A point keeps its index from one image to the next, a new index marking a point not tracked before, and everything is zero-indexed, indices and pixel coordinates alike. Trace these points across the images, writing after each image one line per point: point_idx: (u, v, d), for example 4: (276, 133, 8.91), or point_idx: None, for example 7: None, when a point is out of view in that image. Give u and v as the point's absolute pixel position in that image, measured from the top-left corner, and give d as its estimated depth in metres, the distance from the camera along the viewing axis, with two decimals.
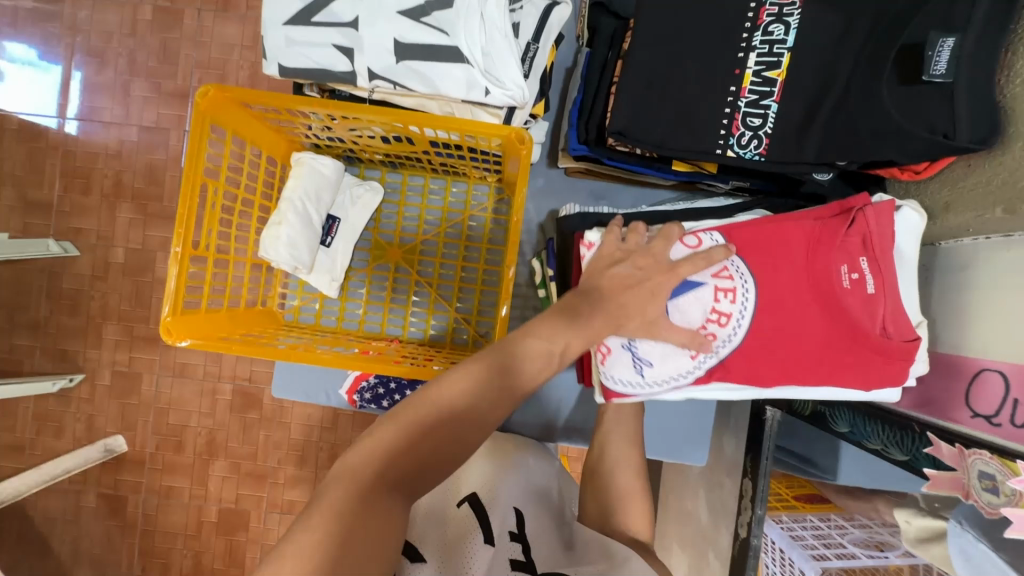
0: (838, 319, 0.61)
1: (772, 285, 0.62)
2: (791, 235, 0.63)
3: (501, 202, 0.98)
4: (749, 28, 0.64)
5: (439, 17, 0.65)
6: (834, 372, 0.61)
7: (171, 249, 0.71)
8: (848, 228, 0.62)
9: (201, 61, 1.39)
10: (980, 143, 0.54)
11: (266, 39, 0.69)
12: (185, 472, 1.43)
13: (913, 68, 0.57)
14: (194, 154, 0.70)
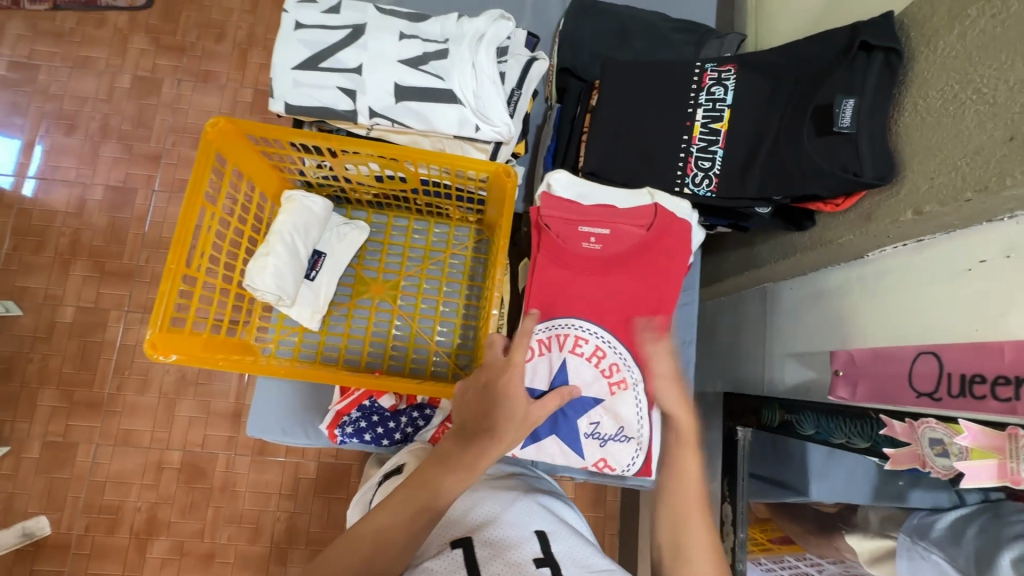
0: (632, 267, 0.76)
1: (587, 301, 0.75)
2: (556, 271, 0.76)
3: (481, 242, 1.01)
4: (696, 89, 0.76)
5: (436, 65, 0.75)
6: (652, 244, 0.75)
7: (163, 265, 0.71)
8: (555, 231, 0.75)
9: (176, 126, 1.61)
10: (881, 180, 0.62)
11: (275, 81, 0.76)
12: (117, 556, 1.36)
13: (826, 123, 0.66)
14: (197, 179, 0.73)
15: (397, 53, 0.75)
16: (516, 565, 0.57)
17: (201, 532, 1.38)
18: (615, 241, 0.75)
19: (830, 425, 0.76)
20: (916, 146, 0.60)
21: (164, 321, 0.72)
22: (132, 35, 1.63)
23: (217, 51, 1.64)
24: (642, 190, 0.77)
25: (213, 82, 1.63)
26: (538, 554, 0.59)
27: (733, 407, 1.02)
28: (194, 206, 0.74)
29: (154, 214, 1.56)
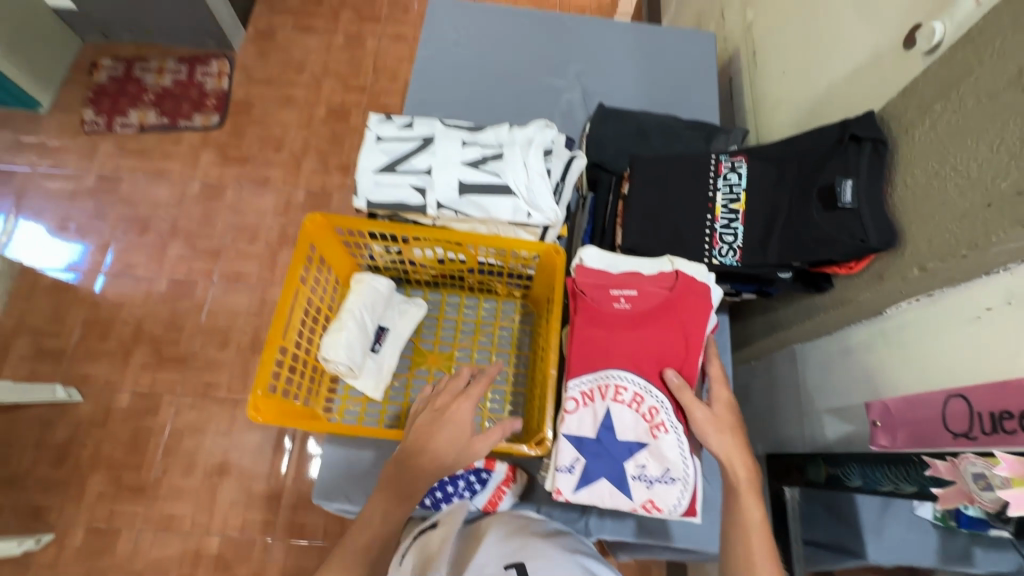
0: (665, 321, 0.76)
1: (627, 354, 0.74)
2: (591, 330, 0.76)
3: (526, 314, 1.10)
4: (714, 176, 0.90)
5: (493, 165, 0.90)
6: (678, 298, 0.77)
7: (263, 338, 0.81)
8: (585, 294, 0.78)
9: (236, 224, 1.81)
10: (885, 244, 0.72)
11: (359, 183, 0.91)
12: None
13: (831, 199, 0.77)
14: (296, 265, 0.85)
15: (461, 157, 0.91)
16: None
17: None
18: (642, 300, 0.78)
19: (876, 474, 0.79)
20: (911, 214, 0.71)
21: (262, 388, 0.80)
22: (204, 149, 1.89)
23: (276, 159, 1.89)
24: (662, 258, 0.81)
25: (271, 185, 1.86)
26: None
27: (776, 468, 1.05)
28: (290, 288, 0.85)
29: (211, 302, 1.71)
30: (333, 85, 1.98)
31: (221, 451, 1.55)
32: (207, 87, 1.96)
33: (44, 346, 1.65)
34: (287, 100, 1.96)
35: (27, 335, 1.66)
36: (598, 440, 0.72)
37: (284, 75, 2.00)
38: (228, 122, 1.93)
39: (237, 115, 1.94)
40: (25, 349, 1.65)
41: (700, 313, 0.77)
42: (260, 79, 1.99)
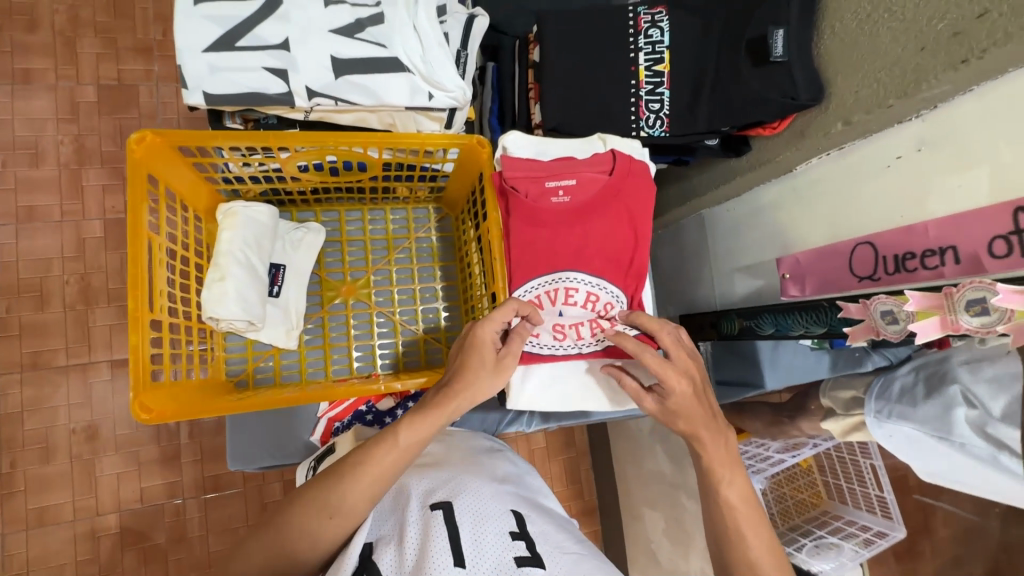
0: (605, 212, 0.75)
1: (570, 253, 0.75)
2: (532, 231, 0.74)
3: (443, 220, 0.98)
4: (633, 33, 0.78)
5: (375, 32, 0.69)
6: (618, 183, 0.75)
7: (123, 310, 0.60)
8: (521, 193, 0.73)
9: (1, 141, 1.31)
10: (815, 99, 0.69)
11: (185, 68, 0.65)
12: None
13: (762, 55, 0.72)
14: (137, 208, 0.62)
15: (327, 23, 0.68)
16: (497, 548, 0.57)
17: None
18: (581, 190, 0.75)
19: (788, 321, 0.84)
20: (839, 64, 0.69)
21: (143, 377, 0.61)
22: None
23: (32, 43, 1.35)
24: (592, 138, 0.77)
25: (38, 80, 1.34)
26: (514, 529, 0.61)
27: (691, 326, 1.09)
28: (140, 240, 0.63)
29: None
30: None
31: (86, 423, 1.28)
32: None
33: None
34: None
35: None
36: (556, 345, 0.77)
37: None
38: None
39: None
40: None
41: (639, 196, 0.76)
42: None
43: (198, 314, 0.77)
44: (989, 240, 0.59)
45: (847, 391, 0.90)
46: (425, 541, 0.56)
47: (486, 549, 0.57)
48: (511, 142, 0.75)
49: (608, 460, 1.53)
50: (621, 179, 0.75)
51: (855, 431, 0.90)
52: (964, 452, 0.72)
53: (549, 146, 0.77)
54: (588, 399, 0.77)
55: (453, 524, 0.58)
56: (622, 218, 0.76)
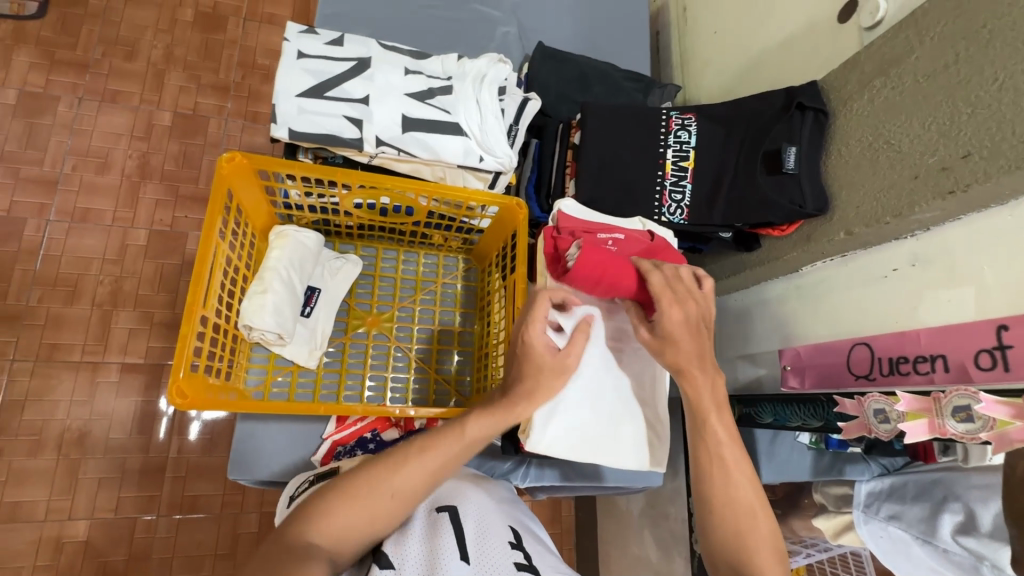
0: None
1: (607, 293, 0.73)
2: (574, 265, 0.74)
3: (469, 270, 1.05)
4: (664, 132, 0.90)
5: (443, 100, 0.80)
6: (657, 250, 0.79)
7: (181, 303, 0.66)
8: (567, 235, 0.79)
9: (77, 148, 1.45)
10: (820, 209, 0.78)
11: (278, 107, 0.76)
12: None
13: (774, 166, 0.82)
14: (213, 215, 0.70)
15: (404, 87, 0.80)
16: (498, 551, 0.61)
17: None
18: (626, 246, 0.79)
19: (786, 412, 0.89)
20: (842, 180, 0.78)
21: (183, 366, 0.66)
22: (21, 48, 1.47)
23: (127, 70, 1.52)
24: (633, 219, 0.85)
25: (123, 101, 1.50)
26: (513, 539, 0.63)
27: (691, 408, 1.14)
28: (208, 243, 0.71)
29: (48, 245, 1.38)
30: None
31: (81, 422, 1.30)
32: None
33: None
34: None
35: None
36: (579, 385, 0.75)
37: None
38: (51, 13, 1.51)
39: (66, 6, 1.53)
40: None
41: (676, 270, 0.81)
42: None
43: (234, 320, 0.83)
44: (974, 353, 0.64)
45: (836, 486, 0.95)
46: (431, 547, 0.59)
47: (488, 555, 0.60)
48: (568, 207, 0.83)
49: (590, 541, 1.49)
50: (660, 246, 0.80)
51: (848, 531, 0.91)
52: (947, 558, 0.80)
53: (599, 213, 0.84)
54: (602, 456, 0.75)
55: (458, 530, 0.62)
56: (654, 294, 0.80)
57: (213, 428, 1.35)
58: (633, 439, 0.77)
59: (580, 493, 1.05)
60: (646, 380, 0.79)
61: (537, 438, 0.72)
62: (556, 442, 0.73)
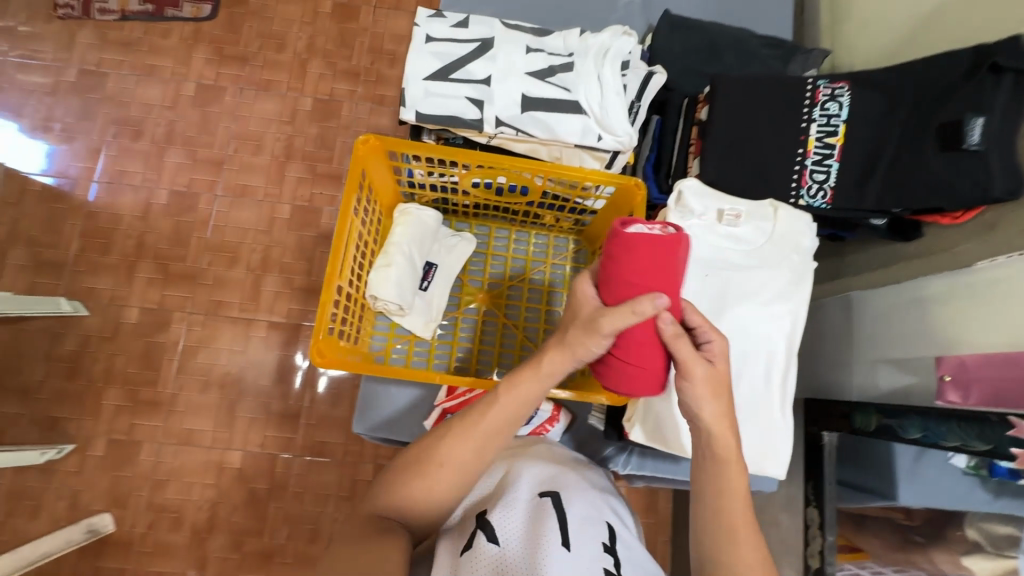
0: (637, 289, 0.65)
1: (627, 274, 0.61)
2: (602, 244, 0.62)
3: (579, 252, 1.04)
4: (809, 105, 0.80)
5: (563, 78, 0.79)
6: None
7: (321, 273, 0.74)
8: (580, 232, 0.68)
9: (237, 132, 1.66)
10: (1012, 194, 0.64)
11: (407, 91, 0.80)
12: (179, 553, 1.43)
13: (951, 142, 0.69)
14: (349, 194, 0.76)
15: (525, 66, 0.79)
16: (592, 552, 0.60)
17: (259, 531, 1.44)
18: None
19: (940, 429, 0.77)
20: None
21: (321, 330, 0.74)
22: (198, 45, 1.71)
23: (278, 60, 1.70)
24: (763, 204, 0.75)
25: (274, 89, 1.69)
26: (606, 542, 0.62)
27: (815, 413, 1.05)
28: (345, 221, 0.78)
29: (216, 217, 1.61)
30: None
31: (238, 368, 1.52)
32: None
33: (40, 256, 1.58)
34: None
35: (20, 244, 1.58)
36: None
37: None
38: (220, 13, 1.73)
39: (232, 6, 1.74)
40: (21, 259, 1.57)
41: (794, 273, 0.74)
42: None
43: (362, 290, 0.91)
44: None
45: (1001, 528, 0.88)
46: (533, 529, 0.60)
47: (584, 549, 0.60)
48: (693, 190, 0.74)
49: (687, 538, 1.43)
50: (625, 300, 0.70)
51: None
52: None
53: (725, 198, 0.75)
54: None
55: (561, 518, 0.62)
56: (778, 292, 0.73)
57: (339, 384, 1.51)
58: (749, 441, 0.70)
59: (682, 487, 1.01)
60: (768, 379, 0.71)
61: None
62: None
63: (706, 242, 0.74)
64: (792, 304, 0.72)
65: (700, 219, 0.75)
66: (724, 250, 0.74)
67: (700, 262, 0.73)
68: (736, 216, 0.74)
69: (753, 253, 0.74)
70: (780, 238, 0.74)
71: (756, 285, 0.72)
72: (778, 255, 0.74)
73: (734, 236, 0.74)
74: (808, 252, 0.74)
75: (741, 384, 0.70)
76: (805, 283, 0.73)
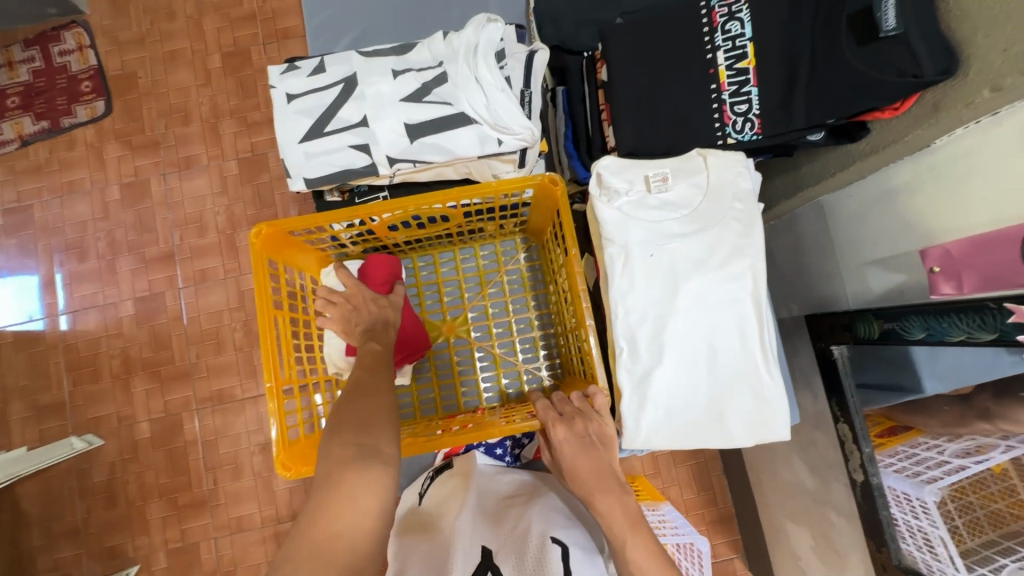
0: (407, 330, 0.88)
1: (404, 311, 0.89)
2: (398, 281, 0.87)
3: (530, 249, 0.99)
4: (709, 32, 0.72)
5: (441, 93, 0.72)
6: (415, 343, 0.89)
7: (264, 383, 0.71)
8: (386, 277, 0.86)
9: (177, 219, 1.61)
10: (946, 73, 0.58)
11: (287, 160, 0.74)
12: None
13: (868, 30, 0.61)
14: (264, 292, 0.72)
15: (398, 93, 0.73)
16: None
17: None
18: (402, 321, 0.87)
19: (942, 325, 0.72)
20: (975, 20, 0.56)
21: (283, 438, 0.71)
22: (105, 145, 1.65)
23: (188, 134, 1.63)
24: (692, 156, 0.70)
25: (196, 164, 1.63)
26: None
27: (819, 329, 1.01)
28: (267, 316, 0.74)
29: (187, 309, 1.58)
30: (217, 22, 1.67)
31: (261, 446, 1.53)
32: (74, 69, 1.67)
33: (38, 403, 1.58)
34: (173, 58, 1.66)
35: (16, 397, 1.57)
36: (665, 367, 0.66)
37: (155, 27, 1.68)
38: (116, 106, 1.66)
39: (124, 94, 1.66)
40: (22, 411, 1.57)
41: (734, 231, 0.68)
42: (131, 41, 1.68)
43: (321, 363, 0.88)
44: None
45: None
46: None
47: None
48: (611, 170, 0.70)
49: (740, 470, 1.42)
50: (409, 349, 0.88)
51: None
52: None
53: (642, 169, 0.70)
54: (709, 439, 0.67)
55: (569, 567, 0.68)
56: (723, 256, 0.67)
57: None
58: (741, 413, 0.67)
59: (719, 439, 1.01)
60: (745, 343, 0.67)
61: (632, 433, 0.66)
62: (653, 432, 0.66)
63: (641, 219, 0.68)
64: (747, 257, 0.67)
65: (628, 196, 0.69)
66: (662, 221, 0.68)
67: (640, 243, 0.68)
68: (663, 179, 0.69)
69: (692, 215, 0.69)
70: (717, 188, 0.69)
71: (705, 250, 0.68)
72: (719, 209, 0.69)
73: (667, 201, 0.69)
74: (751, 194, 0.69)
75: (718, 357, 0.66)
76: (753, 230, 0.68)
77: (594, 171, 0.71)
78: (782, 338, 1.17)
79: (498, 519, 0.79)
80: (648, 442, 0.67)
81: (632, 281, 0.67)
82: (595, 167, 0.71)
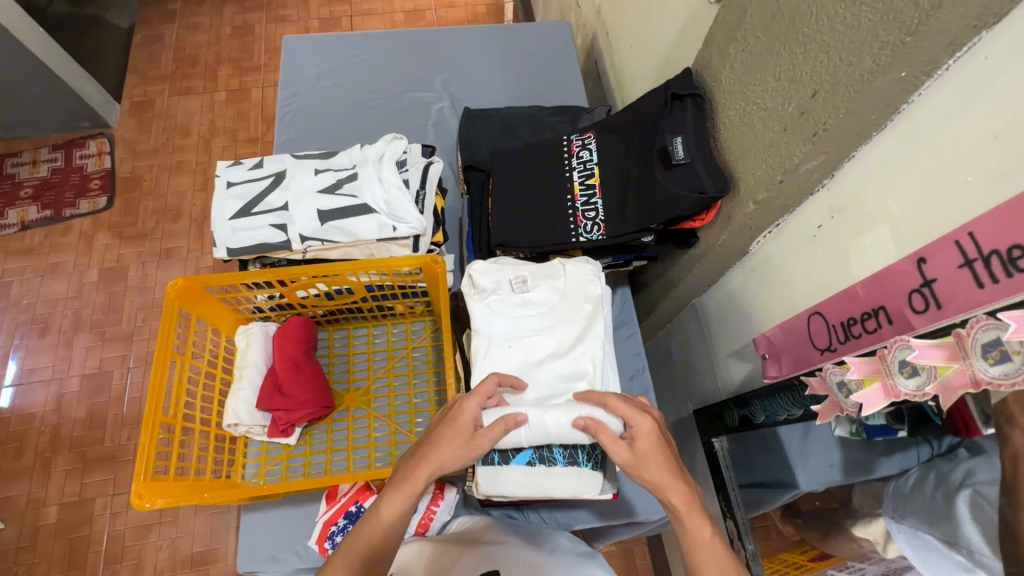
0: (291, 390, 0.93)
1: (295, 373, 0.94)
2: (293, 349, 0.96)
3: (437, 331, 1.09)
4: (568, 157, 0.92)
5: (350, 187, 0.89)
6: (294, 401, 0.92)
7: (142, 416, 0.76)
8: (290, 341, 0.96)
9: (145, 302, 1.73)
10: (722, 190, 0.75)
11: (216, 233, 0.88)
12: None
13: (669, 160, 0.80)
14: (165, 335, 0.82)
15: (316, 186, 0.90)
16: None
17: None
18: (293, 379, 0.94)
19: (773, 405, 0.82)
20: (736, 153, 0.74)
21: (146, 471, 0.76)
22: (97, 233, 1.82)
23: (176, 229, 1.83)
24: (552, 264, 0.85)
25: (175, 256, 1.80)
26: None
27: (705, 422, 1.08)
28: (164, 357, 0.82)
29: (132, 390, 1.63)
30: (224, 142, 1.96)
31: (169, 541, 1.46)
32: (89, 169, 1.91)
33: None
34: (178, 167, 1.92)
35: None
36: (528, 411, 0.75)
37: (169, 141, 1.96)
38: (117, 202, 1.87)
39: (127, 192, 1.88)
40: None
41: (583, 322, 0.82)
42: (146, 151, 1.95)
43: (216, 414, 0.94)
44: (908, 295, 0.56)
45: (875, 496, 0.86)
46: None
47: None
48: (478, 272, 0.83)
49: None
50: (287, 406, 0.92)
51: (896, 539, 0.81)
52: None
53: (497, 277, 0.83)
54: (553, 488, 0.76)
55: None
56: (569, 347, 0.80)
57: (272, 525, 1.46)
58: (565, 483, 0.76)
59: (620, 532, 1.04)
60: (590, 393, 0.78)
61: (492, 483, 0.76)
62: (503, 481, 0.75)
63: (504, 314, 0.81)
64: (589, 344, 0.80)
65: (495, 294, 0.82)
66: (521, 316, 0.82)
67: (502, 335, 0.80)
68: (523, 281, 0.83)
69: (548, 312, 0.82)
70: (570, 291, 0.83)
71: (555, 344, 0.80)
72: (570, 307, 0.82)
73: (529, 299, 0.83)
74: (600, 297, 0.84)
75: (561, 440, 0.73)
76: (596, 328, 0.81)
77: (468, 270, 0.84)
78: (684, 438, 1.21)
79: (439, 557, 0.77)
80: (503, 490, 0.76)
81: (491, 368, 0.79)
82: (469, 267, 0.84)
